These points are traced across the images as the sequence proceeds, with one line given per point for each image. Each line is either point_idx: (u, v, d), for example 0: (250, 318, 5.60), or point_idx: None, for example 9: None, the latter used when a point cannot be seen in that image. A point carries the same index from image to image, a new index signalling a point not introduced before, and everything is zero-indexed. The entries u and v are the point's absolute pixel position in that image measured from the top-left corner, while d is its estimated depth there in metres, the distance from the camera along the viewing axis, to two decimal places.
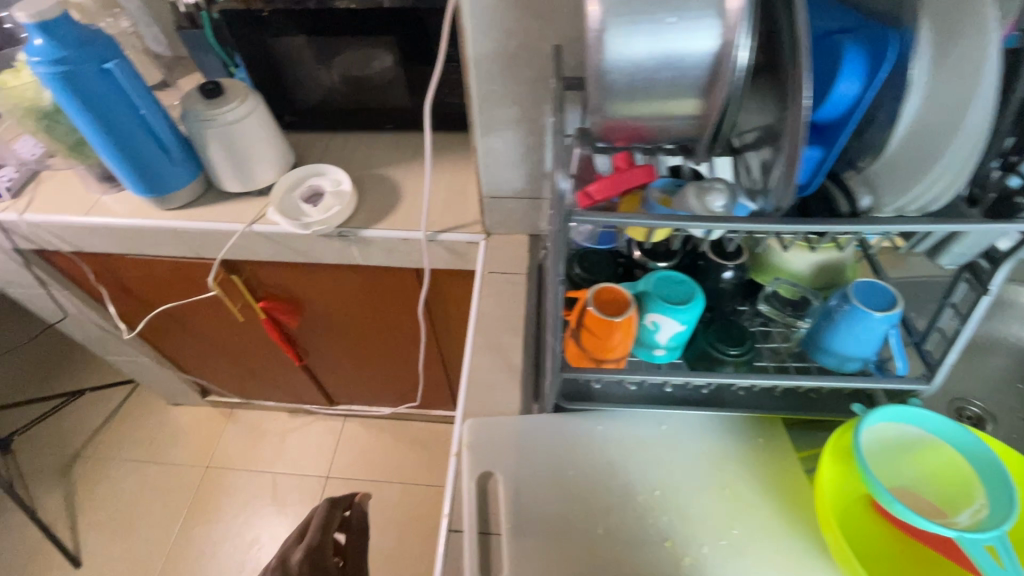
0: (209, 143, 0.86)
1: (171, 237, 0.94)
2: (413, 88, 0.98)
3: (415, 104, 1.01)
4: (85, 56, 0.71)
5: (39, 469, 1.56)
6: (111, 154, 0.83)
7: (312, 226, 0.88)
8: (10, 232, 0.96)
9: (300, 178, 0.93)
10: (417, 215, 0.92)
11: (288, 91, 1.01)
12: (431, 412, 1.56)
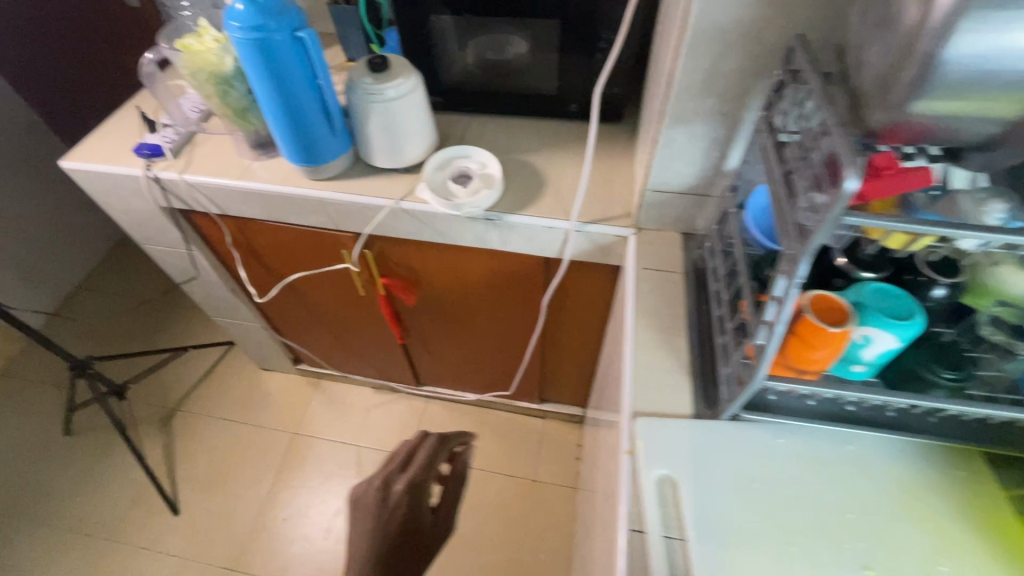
0: (370, 118, 0.87)
1: (318, 208, 0.96)
2: (563, 74, 0.96)
3: (561, 91, 0.99)
4: (280, 24, 0.73)
5: (141, 419, 1.64)
6: (281, 122, 0.84)
7: (461, 207, 0.88)
8: (167, 192, 1.00)
9: (449, 159, 0.93)
10: (565, 204, 0.90)
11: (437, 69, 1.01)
12: (516, 402, 1.56)
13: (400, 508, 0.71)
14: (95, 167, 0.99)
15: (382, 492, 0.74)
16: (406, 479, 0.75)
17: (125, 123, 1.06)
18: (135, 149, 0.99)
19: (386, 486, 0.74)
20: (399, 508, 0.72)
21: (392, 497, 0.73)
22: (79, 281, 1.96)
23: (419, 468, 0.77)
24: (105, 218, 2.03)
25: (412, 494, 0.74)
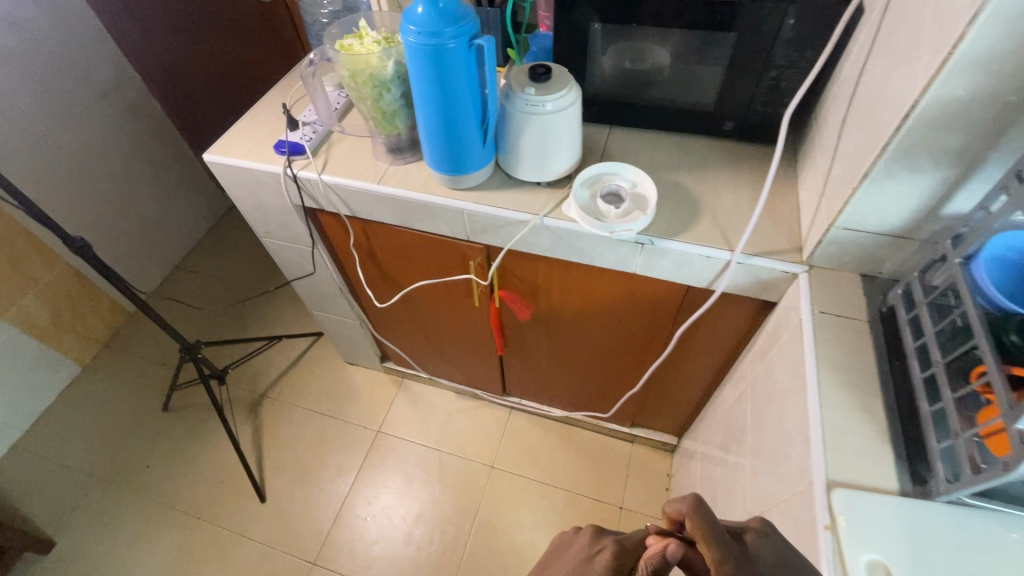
0: (526, 130, 0.82)
1: (455, 218, 0.93)
2: (723, 90, 0.90)
3: (717, 107, 0.93)
4: (458, 30, 0.69)
5: (232, 401, 1.68)
6: (436, 131, 0.81)
7: (612, 229, 0.82)
8: (304, 191, 1.00)
9: (597, 176, 0.89)
10: (724, 232, 0.83)
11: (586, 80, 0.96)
12: (605, 423, 1.50)
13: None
14: (237, 162, 1.00)
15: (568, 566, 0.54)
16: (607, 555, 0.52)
17: (263, 119, 1.06)
18: (277, 147, 0.99)
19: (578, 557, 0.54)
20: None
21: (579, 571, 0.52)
22: (178, 262, 2.04)
23: (631, 544, 0.53)
24: (205, 203, 2.11)
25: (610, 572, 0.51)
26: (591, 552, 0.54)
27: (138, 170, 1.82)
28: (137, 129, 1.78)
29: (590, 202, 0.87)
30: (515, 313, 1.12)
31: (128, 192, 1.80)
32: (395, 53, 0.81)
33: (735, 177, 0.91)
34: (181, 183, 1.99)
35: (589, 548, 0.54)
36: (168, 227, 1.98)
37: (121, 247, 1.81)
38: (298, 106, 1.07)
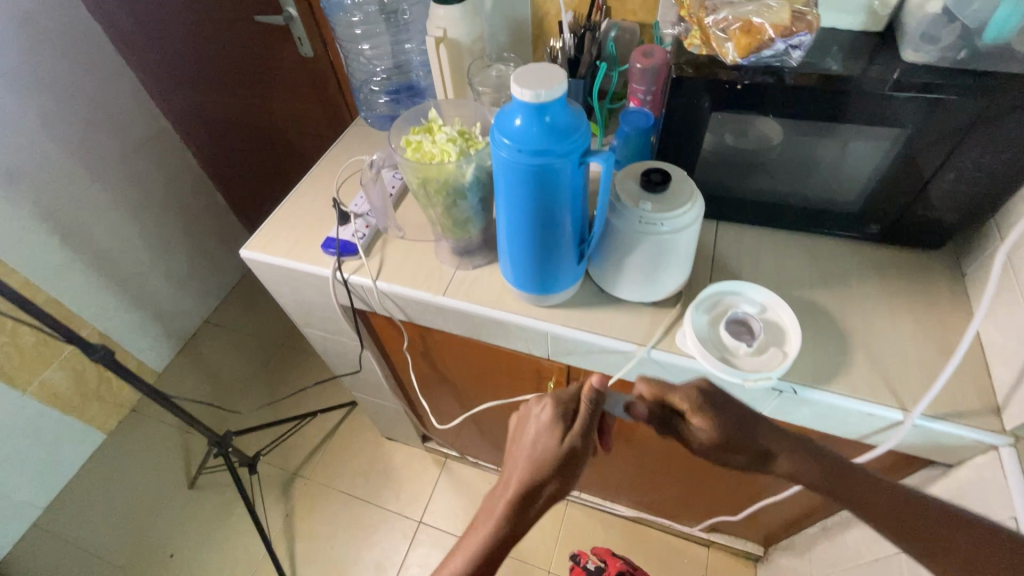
0: (635, 251, 0.66)
1: (536, 339, 0.77)
2: (873, 188, 0.73)
3: (862, 208, 0.75)
4: (569, 147, 0.54)
5: (263, 480, 1.55)
6: (522, 250, 0.66)
7: (746, 374, 0.66)
8: (355, 295, 0.86)
9: (714, 296, 0.72)
10: (887, 378, 0.65)
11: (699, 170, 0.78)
12: (679, 525, 1.32)
13: (552, 446, 0.62)
14: (279, 262, 0.87)
15: (533, 438, 0.64)
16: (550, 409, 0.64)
17: (310, 207, 0.93)
18: (325, 246, 0.85)
19: (540, 432, 0.64)
20: (552, 450, 0.62)
21: (547, 440, 0.63)
22: (208, 316, 1.93)
23: (568, 398, 0.66)
24: (237, 252, 1.99)
25: (566, 433, 0.63)
26: (549, 425, 0.64)
27: (169, 224, 1.71)
28: (169, 182, 1.68)
29: (710, 330, 0.70)
30: None
31: (158, 248, 1.70)
32: (475, 154, 0.67)
33: (888, 296, 0.73)
34: (214, 234, 1.88)
35: (543, 416, 0.64)
36: (199, 280, 1.87)
37: (149, 307, 1.71)
38: (348, 191, 0.93)
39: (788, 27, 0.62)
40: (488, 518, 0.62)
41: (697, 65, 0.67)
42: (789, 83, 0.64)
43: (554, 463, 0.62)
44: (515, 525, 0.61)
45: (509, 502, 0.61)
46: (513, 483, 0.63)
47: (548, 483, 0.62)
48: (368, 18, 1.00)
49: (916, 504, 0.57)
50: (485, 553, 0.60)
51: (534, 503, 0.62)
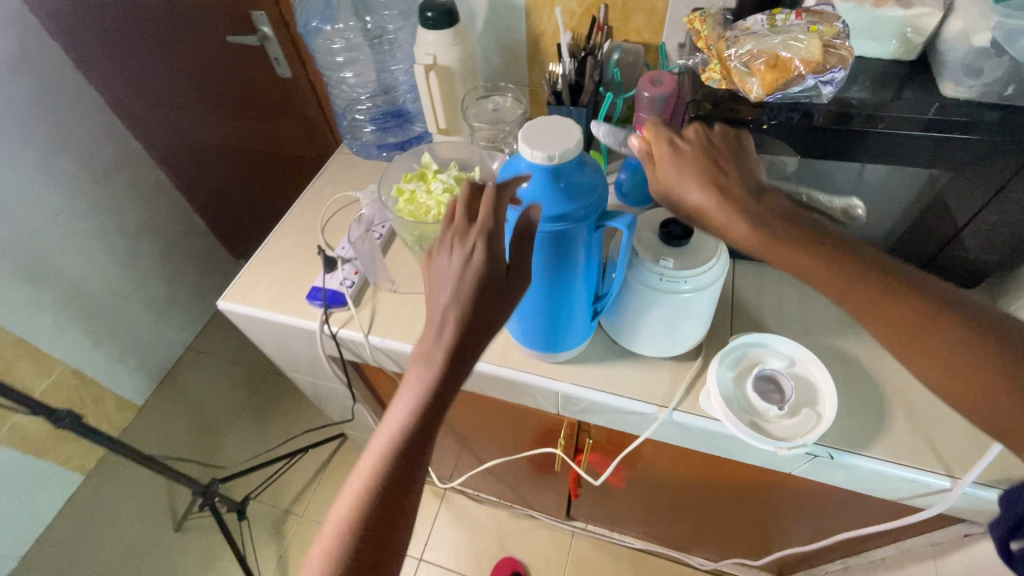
0: (653, 311, 0.61)
1: (545, 397, 0.71)
2: (904, 225, 0.67)
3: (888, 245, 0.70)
4: (586, 212, 0.48)
5: (254, 520, 1.48)
6: (531, 312, 0.61)
7: (779, 441, 0.60)
8: (345, 347, 0.79)
9: (739, 349, 0.67)
10: (930, 439, 0.61)
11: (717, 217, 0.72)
12: (688, 553, 1.29)
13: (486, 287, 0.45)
14: (261, 314, 0.79)
15: (444, 281, 0.45)
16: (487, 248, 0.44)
17: (292, 250, 0.86)
18: (311, 297, 0.78)
19: (460, 270, 0.45)
20: (475, 284, 0.45)
21: (468, 275, 0.45)
22: (189, 343, 1.83)
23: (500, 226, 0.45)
24: (219, 274, 1.89)
25: (492, 272, 0.45)
26: (470, 257, 0.45)
27: (144, 250, 1.62)
28: (142, 206, 1.58)
29: (736, 389, 0.65)
30: (606, 474, 0.90)
31: (133, 276, 1.60)
32: None
33: None
34: (193, 257, 1.78)
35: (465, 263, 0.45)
36: (178, 306, 1.77)
37: (126, 339, 1.62)
38: (334, 232, 0.87)
39: (820, 64, 0.56)
40: (411, 377, 0.47)
41: (714, 99, 0.61)
42: (818, 124, 0.59)
43: (479, 310, 0.45)
44: (447, 387, 0.46)
45: (433, 364, 0.45)
46: (433, 336, 0.46)
47: (479, 333, 0.46)
48: (351, 45, 0.91)
49: (910, 312, 0.49)
50: (414, 427, 0.46)
51: (468, 359, 0.46)
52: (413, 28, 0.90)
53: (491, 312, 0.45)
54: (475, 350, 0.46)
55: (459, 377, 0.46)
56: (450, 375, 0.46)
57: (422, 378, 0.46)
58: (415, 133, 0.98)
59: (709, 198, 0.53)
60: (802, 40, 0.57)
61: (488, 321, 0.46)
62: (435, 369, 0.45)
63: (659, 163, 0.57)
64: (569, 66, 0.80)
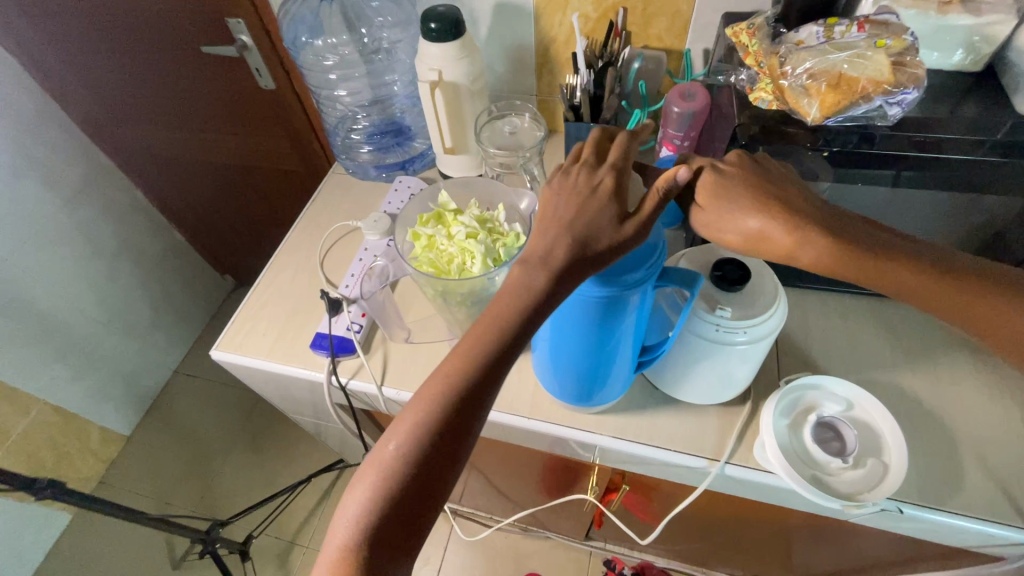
0: (705, 362, 0.55)
1: (581, 448, 0.66)
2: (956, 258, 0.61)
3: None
4: (646, 276, 0.42)
5: (258, 553, 1.41)
6: (572, 367, 0.55)
7: (845, 499, 0.56)
8: (355, 397, 0.72)
9: (792, 393, 0.62)
10: (1003, 485, 0.57)
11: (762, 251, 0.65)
12: (711, 568, 1.26)
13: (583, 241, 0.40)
14: (262, 365, 0.72)
15: (562, 205, 0.41)
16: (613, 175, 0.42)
17: (290, 289, 0.78)
18: (316, 345, 0.71)
19: (581, 193, 0.41)
20: (592, 209, 0.40)
21: (588, 202, 0.41)
22: (177, 366, 1.74)
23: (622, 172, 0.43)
24: (204, 292, 1.79)
25: (617, 200, 0.41)
26: (595, 184, 0.42)
27: (123, 274, 1.51)
28: (117, 226, 1.47)
29: (793, 439, 0.60)
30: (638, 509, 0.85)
31: (112, 302, 1.50)
32: (502, 254, 0.54)
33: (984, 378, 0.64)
34: (175, 276, 1.68)
35: (586, 193, 0.41)
36: (162, 329, 1.67)
37: (108, 368, 1.52)
38: (336, 266, 0.79)
39: (892, 83, 0.50)
40: (397, 430, 0.42)
41: (763, 122, 0.55)
42: (873, 148, 0.53)
43: (505, 361, 0.40)
44: (441, 455, 0.41)
45: (435, 412, 0.41)
46: (432, 395, 0.41)
47: (488, 395, 0.41)
48: (344, 60, 0.83)
49: (972, 301, 0.45)
50: (423, 452, 0.41)
51: (467, 427, 0.41)
52: (412, 41, 0.83)
53: (504, 374, 0.41)
54: (479, 419, 0.42)
55: (457, 450, 0.42)
56: (442, 440, 0.41)
57: (411, 439, 0.41)
58: (417, 151, 0.91)
59: (810, 244, 0.43)
60: (870, 56, 0.51)
61: (502, 376, 0.41)
62: (427, 432, 0.41)
63: (728, 214, 0.45)
64: (586, 78, 0.72)
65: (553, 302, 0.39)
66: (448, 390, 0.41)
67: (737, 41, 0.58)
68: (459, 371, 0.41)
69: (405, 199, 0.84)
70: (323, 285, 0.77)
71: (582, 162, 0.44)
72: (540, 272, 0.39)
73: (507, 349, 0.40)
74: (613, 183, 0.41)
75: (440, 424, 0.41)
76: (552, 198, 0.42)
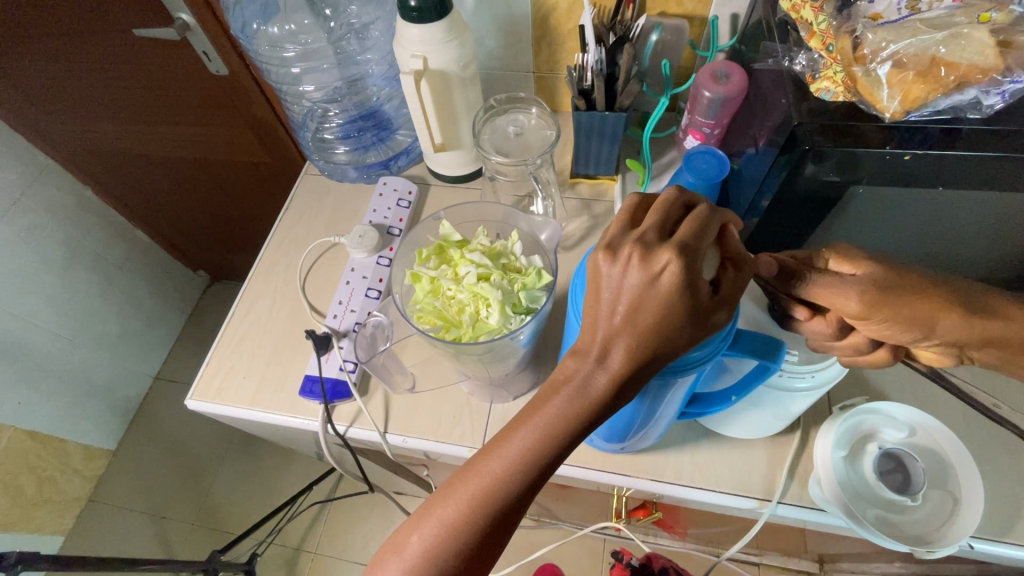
0: (757, 402, 0.50)
1: (612, 486, 0.60)
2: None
3: (1010, 274, 0.55)
4: (712, 352, 0.37)
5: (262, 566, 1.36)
6: (613, 423, 0.49)
7: (915, 541, 0.50)
8: (355, 441, 0.64)
9: (850, 425, 0.55)
10: None
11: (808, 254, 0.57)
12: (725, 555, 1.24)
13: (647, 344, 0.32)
14: (246, 415, 0.63)
15: (621, 303, 0.32)
16: (676, 261, 0.31)
17: (270, 321, 0.68)
18: (305, 392, 0.62)
19: (637, 288, 0.31)
20: (663, 307, 0.31)
21: (651, 302, 0.31)
22: (157, 372, 1.62)
23: (698, 250, 0.32)
24: (176, 291, 1.65)
25: (688, 294, 0.31)
26: (654, 275, 0.31)
27: (83, 284, 1.36)
28: (69, 231, 1.31)
29: (854, 475, 0.53)
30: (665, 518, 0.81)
31: (75, 314, 1.35)
32: (523, 299, 0.47)
33: None
34: (142, 278, 1.53)
35: (645, 284, 0.31)
36: (136, 337, 1.55)
37: (84, 383, 1.40)
38: (321, 292, 0.70)
39: (1000, 69, 0.42)
40: (409, 544, 0.34)
41: (826, 117, 0.46)
42: (960, 146, 0.44)
43: (548, 463, 0.34)
44: (465, 573, 0.34)
45: (478, 507, 0.34)
46: (458, 498, 0.34)
47: (525, 500, 0.34)
48: (307, 51, 0.72)
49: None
50: (454, 554, 0.34)
51: (496, 540, 0.34)
52: (389, 18, 0.71)
53: (545, 478, 0.34)
54: (511, 526, 0.35)
55: (482, 565, 0.34)
56: (466, 555, 0.34)
57: (428, 554, 0.34)
58: (402, 145, 0.79)
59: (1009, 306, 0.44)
60: (969, 33, 0.43)
61: (542, 479, 0.34)
62: (447, 545, 0.34)
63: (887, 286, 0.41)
64: (599, 56, 0.59)
65: (620, 396, 0.32)
66: (474, 495, 0.34)
67: (799, 17, 0.49)
68: (488, 473, 0.34)
69: (392, 206, 0.73)
70: (308, 316, 0.68)
71: (637, 237, 0.32)
72: (601, 371, 0.32)
73: (551, 452, 0.33)
74: (683, 273, 0.31)
75: (464, 535, 0.34)
76: (603, 288, 0.32)
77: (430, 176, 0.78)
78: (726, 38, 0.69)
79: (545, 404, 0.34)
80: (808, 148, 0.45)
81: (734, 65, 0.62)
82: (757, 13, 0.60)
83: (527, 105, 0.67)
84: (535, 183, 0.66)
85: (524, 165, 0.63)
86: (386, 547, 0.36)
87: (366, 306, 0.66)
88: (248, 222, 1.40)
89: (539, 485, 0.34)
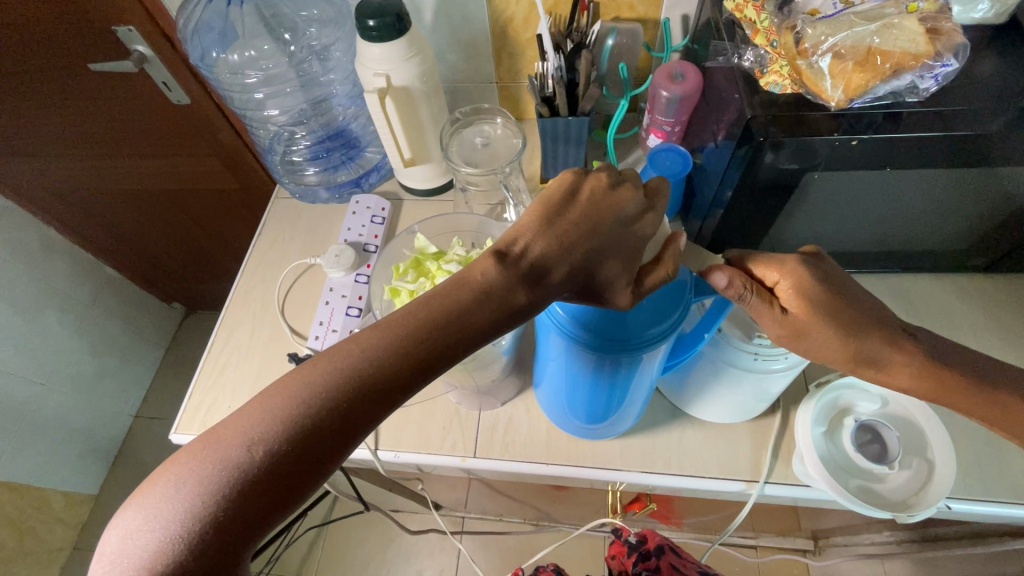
0: (732, 385, 0.52)
1: (604, 481, 0.61)
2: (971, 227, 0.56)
3: (958, 240, 0.59)
4: (672, 327, 0.41)
5: None
6: (578, 400, 0.51)
7: (895, 508, 0.51)
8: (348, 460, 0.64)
9: (827, 403, 0.57)
10: None
11: (773, 238, 0.58)
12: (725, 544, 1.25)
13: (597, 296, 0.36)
14: None
15: (582, 228, 0.35)
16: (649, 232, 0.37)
17: (251, 349, 0.67)
18: None
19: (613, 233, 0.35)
20: (615, 249, 0.35)
21: (609, 240, 0.35)
22: (136, 411, 1.58)
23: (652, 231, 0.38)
24: (150, 325, 1.61)
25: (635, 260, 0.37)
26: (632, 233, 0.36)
27: (54, 327, 1.31)
28: None
29: (833, 448, 0.55)
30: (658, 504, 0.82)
31: (47, 358, 1.30)
32: None
33: (1008, 346, 0.61)
34: (116, 315, 1.49)
35: (617, 230, 0.36)
36: (111, 376, 1.50)
37: (61, 428, 1.35)
38: (300, 313, 0.69)
39: (930, 55, 0.46)
40: (224, 439, 0.29)
41: (776, 107, 0.48)
42: (902, 128, 0.46)
43: (389, 379, 0.30)
44: (251, 500, 0.28)
45: (290, 417, 0.29)
46: (272, 406, 0.29)
47: (378, 414, 0.30)
48: (269, 76, 0.73)
49: None
50: (248, 471, 0.28)
51: (327, 455, 0.29)
52: (350, 38, 0.72)
53: (406, 392, 0.31)
54: (347, 444, 0.30)
55: (276, 494, 0.28)
56: (284, 462, 0.28)
57: (215, 467, 0.28)
58: (371, 162, 0.80)
59: None
60: (900, 23, 0.47)
61: (401, 396, 0.31)
62: (267, 442, 0.28)
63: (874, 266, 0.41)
64: (558, 63, 0.60)
65: None
66: (291, 406, 0.29)
67: (743, 17, 0.53)
68: (342, 367, 0.30)
69: (366, 223, 0.73)
70: (288, 339, 0.67)
71: (634, 188, 0.37)
72: None
73: (419, 360, 0.31)
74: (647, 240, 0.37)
75: (293, 434, 0.29)
76: (592, 207, 0.35)
77: (402, 191, 0.78)
78: (679, 39, 0.72)
79: (425, 307, 0.32)
80: (763, 139, 0.47)
81: (688, 64, 0.64)
82: (705, 13, 0.63)
83: (492, 116, 0.68)
84: (506, 191, 0.67)
85: (493, 175, 0.64)
86: (191, 444, 0.29)
87: (348, 325, 0.66)
88: (221, 249, 1.38)
89: (377, 419, 0.31)
